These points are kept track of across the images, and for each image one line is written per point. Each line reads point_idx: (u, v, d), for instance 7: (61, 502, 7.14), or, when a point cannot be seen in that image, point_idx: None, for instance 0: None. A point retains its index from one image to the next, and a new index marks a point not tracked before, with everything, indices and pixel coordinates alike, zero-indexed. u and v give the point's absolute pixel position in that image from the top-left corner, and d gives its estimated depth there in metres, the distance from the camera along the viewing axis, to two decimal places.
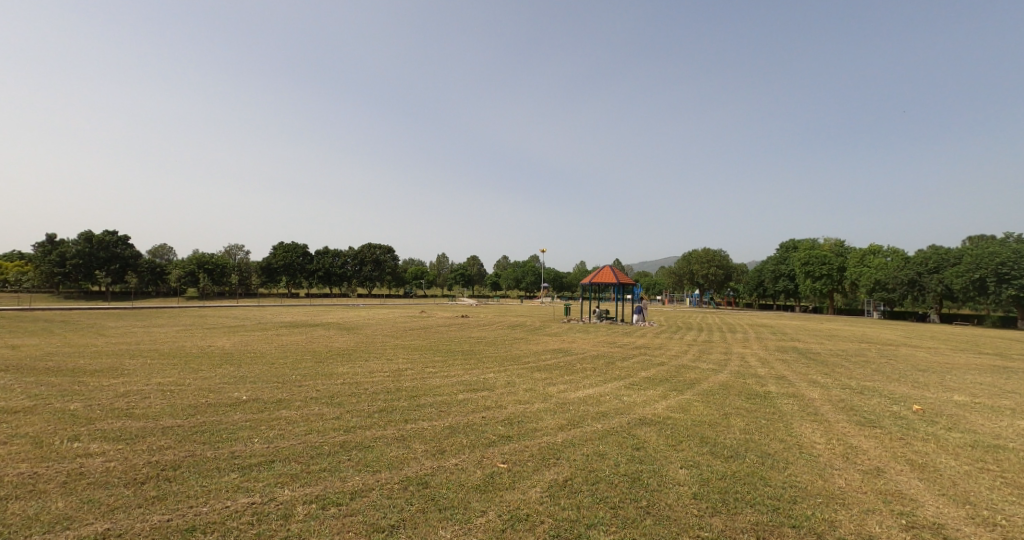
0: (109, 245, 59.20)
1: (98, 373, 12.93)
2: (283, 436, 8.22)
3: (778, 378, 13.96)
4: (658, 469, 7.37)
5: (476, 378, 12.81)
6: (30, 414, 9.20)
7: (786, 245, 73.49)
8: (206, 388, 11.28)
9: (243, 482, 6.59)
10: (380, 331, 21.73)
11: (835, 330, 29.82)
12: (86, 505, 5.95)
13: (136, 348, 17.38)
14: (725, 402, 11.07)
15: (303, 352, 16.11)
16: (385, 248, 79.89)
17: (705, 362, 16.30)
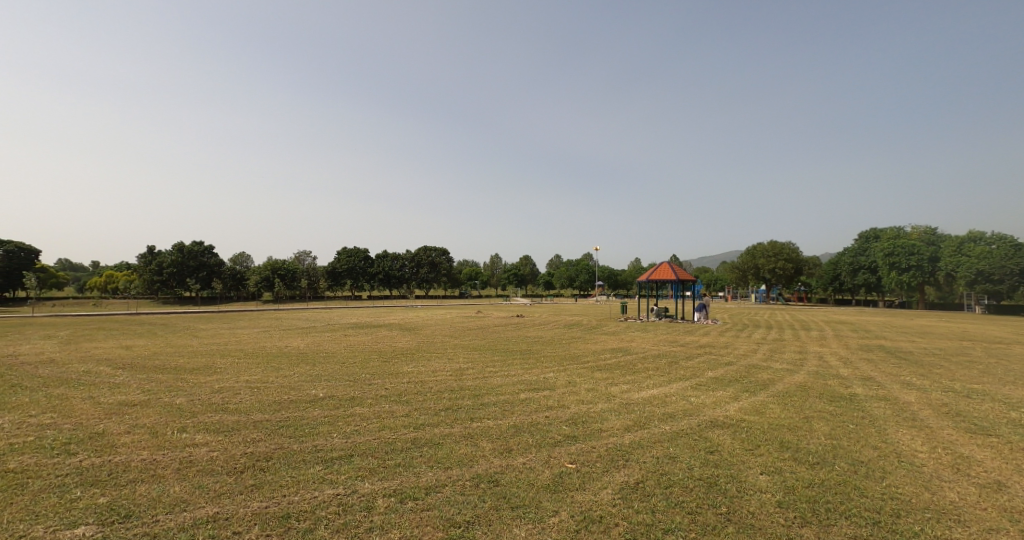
0: (197, 254, 64.49)
1: (193, 371, 14.34)
2: (359, 432, 8.83)
3: (865, 379, 13.11)
4: (735, 475, 7.23)
5: (537, 377, 13.03)
6: (141, 408, 10.43)
7: (866, 235, 68.01)
8: (286, 385, 12.25)
9: (328, 474, 7.18)
10: (440, 332, 22.40)
11: (929, 327, 27.47)
12: (197, 491, 6.71)
13: (224, 347, 19.12)
14: (805, 405, 10.58)
15: (369, 351, 17.01)
16: (439, 249, 81.46)
17: (779, 362, 15.53)
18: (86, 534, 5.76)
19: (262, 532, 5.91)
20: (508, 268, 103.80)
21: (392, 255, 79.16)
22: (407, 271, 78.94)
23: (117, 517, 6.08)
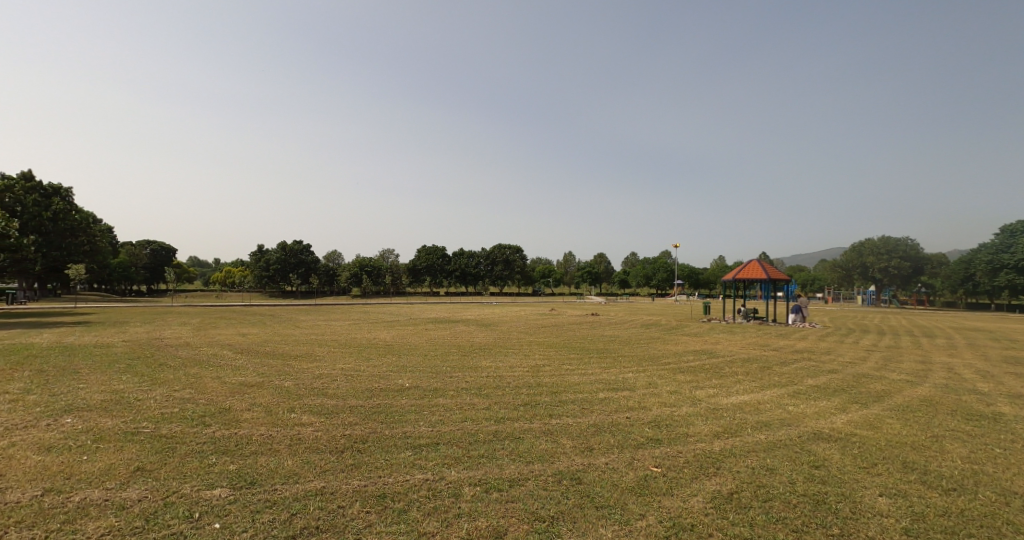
0: (297, 253, 69.35)
1: (296, 358, 15.34)
2: (443, 422, 8.39)
3: (1012, 397, 11.08)
4: (849, 494, 5.95)
5: (614, 377, 11.35)
6: (258, 388, 11.30)
7: (1011, 227, 58.44)
8: (378, 372, 12.58)
9: (417, 460, 6.82)
10: (516, 327, 22.03)
11: None
12: (306, 465, 6.64)
13: (322, 337, 20.42)
14: (932, 422, 8.81)
15: (448, 341, 17.07)
16: (512, 247, 80.73)
17: (897, 372, 13.60)
18: (222, 496, 5.80)
19: (362, 509, 5.59)
20: (583, 266, 101.57)
21: (469, 252, 80.19)
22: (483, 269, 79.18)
23: (245, 483, 6.11)
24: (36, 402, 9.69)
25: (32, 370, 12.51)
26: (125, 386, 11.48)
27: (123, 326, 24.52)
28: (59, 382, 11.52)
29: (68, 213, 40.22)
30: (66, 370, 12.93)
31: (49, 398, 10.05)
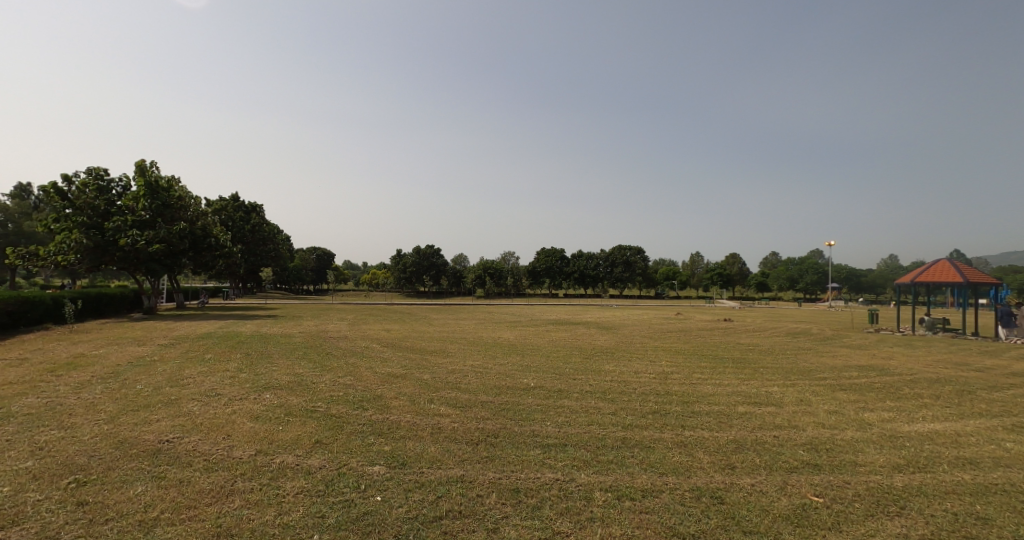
0: (428, 257, 74.36)
1: (432, 354, 16.64)
2: (570, 423, 7.94)
3: None
4: None
5: (757, 390, 10.48)
6: (403, 380, 12.56)
7: None
8: (504, 369, 13.04)
9: (547, 458, 6.63)
10: (640, 330, 21.45)
11: None
12: (446, 453, 6.91)
13: (454, 335, 21.77)
14: None
15: (568, 340, 17.23)
16: (633, 247, 77.15)
17: None
18: (380, 473, 6.26)
19: (498, 500, 5.61)
20: (711, 266, 94.46)
21: (587, 254, 78.80)
22: (601, 270, 77.06)
23: (396, 463, 6.55)
24: (243, 379, 11.87)
25: (239, 352, 15.37)
26: (303, 371, 13.53)
27: (296, 319, 28.82)
28: (257, 364, 13.90)
29: (261, 225, 48.20)
30: (261, 354, 15.67)
31: (252, 376, 12.32)
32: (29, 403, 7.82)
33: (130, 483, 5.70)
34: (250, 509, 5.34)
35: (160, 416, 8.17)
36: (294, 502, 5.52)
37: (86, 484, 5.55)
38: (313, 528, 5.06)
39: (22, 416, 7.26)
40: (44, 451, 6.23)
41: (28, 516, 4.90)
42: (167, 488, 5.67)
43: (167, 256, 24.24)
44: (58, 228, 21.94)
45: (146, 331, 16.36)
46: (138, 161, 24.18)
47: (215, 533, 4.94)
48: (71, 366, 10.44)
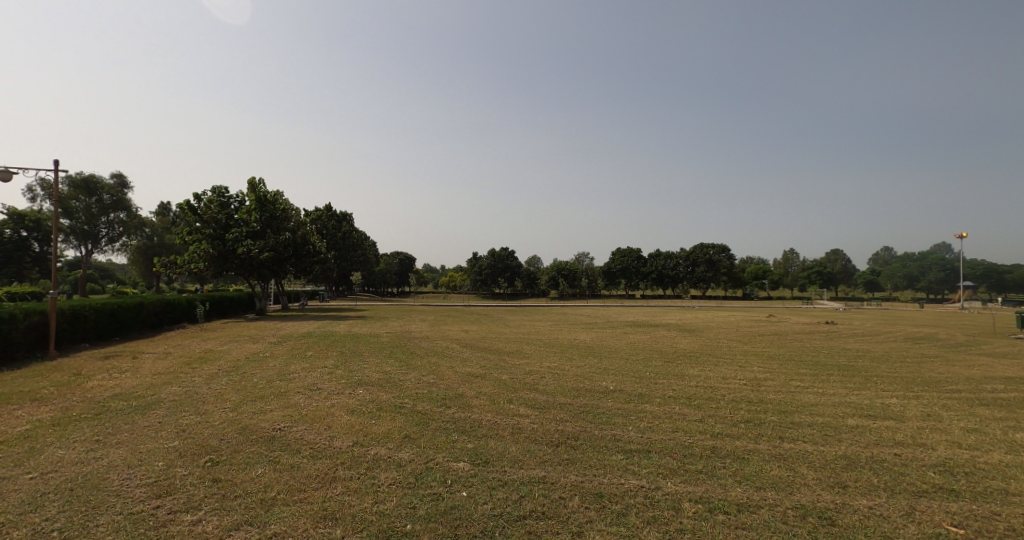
0: (503, 259, 75.50)
1: (510, 355, 16.95)
2: (653, 429, 7.83)
3: None
4: None
5: (870, 402, 9.69)
6: (482, 379, 12.95)
7: None
8: (582, 371, 13.02)
9: (629, 464, 6.60)
10: (726, 332, 20.52)
11: None
12: (527, 453, 7.11)
13: (532, 336, 21.94)
14: None
15: (648, 343, 16.84)
16: (716, 245, 73.57)
17: None
18: (465, 470, 6.59)
19: (581, 503, 5.72)
20: (807, 265, 87.99)
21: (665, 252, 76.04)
22: (682, 269, 74.25)
23: (480, 461, 6.86)
24: (341, 375, 12.82)
25: (335, 350, 16.58)
26: (391, 368, 14.35)
27: (382, 320, 30.52)
28: (351, 361, 14.97)
29: (350, 232, 51.47)
30: (354, 352, 16.79)
31: (348, 373, 13.29)
32: (173, 390, 9.03)
33: (251, 465, 6.44)
34: (350, 496, 5.83)
35: (272, 406, 9.10)
36: (390, 493, 5.94)
37: (218, 463, 6.36)
38: (406, 518, 5.44)
39: (168, 402, 8.39)
40: (186, 432, 7.21)
41: (178, 487, 5.66)
42: (282, 471, 6.34)
43: (276, 262, 26.63)
44: (188, 240, 24.91)
45: (259, 330, 18.15)
46: (250, 179, 26.85)
47: (325, 516, 5.42)
48: (203, 359, 11.85)
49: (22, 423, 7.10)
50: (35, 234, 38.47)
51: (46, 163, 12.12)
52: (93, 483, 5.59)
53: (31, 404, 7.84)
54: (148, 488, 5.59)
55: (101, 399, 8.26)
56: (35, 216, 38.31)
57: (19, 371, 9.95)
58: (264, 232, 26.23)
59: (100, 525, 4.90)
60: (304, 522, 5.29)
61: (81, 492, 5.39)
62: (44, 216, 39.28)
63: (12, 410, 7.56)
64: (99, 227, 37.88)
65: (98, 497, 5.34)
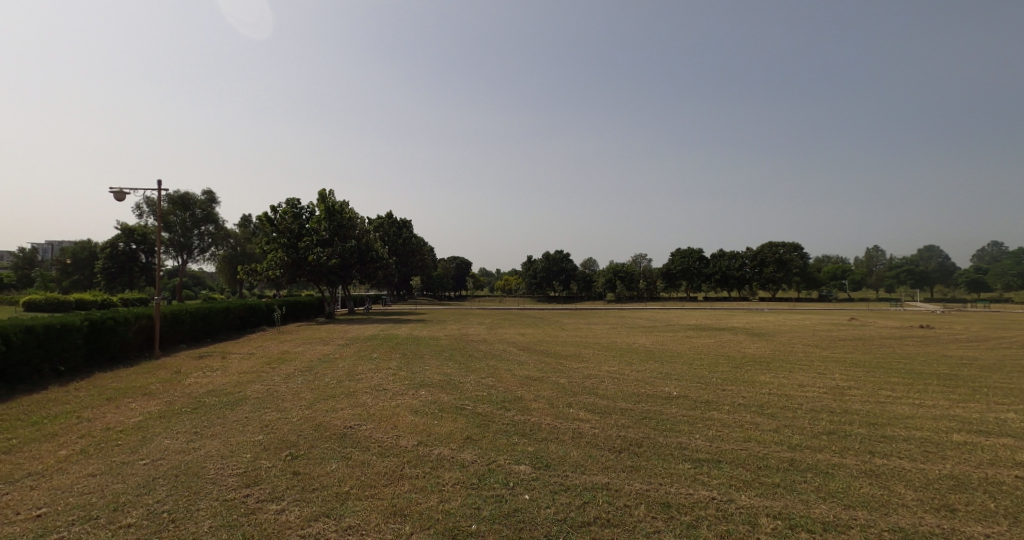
0: (558, 262, 74.99)
1: (568, 358, 16.87)
2: (722, 438, 7.57)
3: None
4: None
5: (976, 416, 8.85)
6: (541, 383, 12.99)
7: None
8: (642, 376, 12.78)
9: (697, 474, 6.43)
10: (800, 337, 19.39)
11: None
12: (589, 459, 7.10)
13: (591, 340, 21.70)
14: None
15: (713, 347, 16.26)
16: (786, 245, 70.66)
17: None
18: (526, 473, 6.67)
19: (648, 513, 5.64)
20: (895, 265, 81.71)
21: (729, 253, 72.85)
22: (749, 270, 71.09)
23: (541, 465, 6.92)
24: (404, 376, 13.26)
25: (397, 352, 17.17)
26: (451, 371, 14.68)
27: (441, 323, 31.21)
28: (412, 363, 15.44)
29: (411, 238, 52.94)
30: (416, 354, 17.29)
31: (410, 374, 13.72)
32: (257, 388, 9.70)
33: (327, 460, 6.82)
34: (417, 494, 6.05)
35: (343, 405, 9.57)
36: (455, 493, 6.10)
37: (298, 457, 6.79)
38: (471, 519, 5.58)
39: (252, 399, 9.03)
40: (269, 427, 7.73)
41: (264, 477, 6.10)
42: (354, 467, 6.67)
43: (342, 269, 27.93)
44: (266, 249, 26.63)
45: (328, 333, 19.10)
46: (319, 191, 28.34)
47: (394, 512, 5.64)
48: (281, 360, 12.64)
49: (134, 415, 7.88)
50: (143, 246, 42.23)
51: (152, 182, 13.38)
52: (193, 470, 6.13)
53: (140, 398, 8.67)
54: (239, 477, 6.05)
55: (197, 394, 9.01)
56: (142, 230, 42.08)
57: (129, 368, 11.02)
58: (331, 240, 27.51)
59: (201, 509, 5.35)
60: (375, 517, 5.52)
61: (183, 479, 5.91)
62: (149, 230, 43.09)
63: (126, 403, 8.40)
64: (193, 238, 41.36)
65: (198, 483, 5.84)
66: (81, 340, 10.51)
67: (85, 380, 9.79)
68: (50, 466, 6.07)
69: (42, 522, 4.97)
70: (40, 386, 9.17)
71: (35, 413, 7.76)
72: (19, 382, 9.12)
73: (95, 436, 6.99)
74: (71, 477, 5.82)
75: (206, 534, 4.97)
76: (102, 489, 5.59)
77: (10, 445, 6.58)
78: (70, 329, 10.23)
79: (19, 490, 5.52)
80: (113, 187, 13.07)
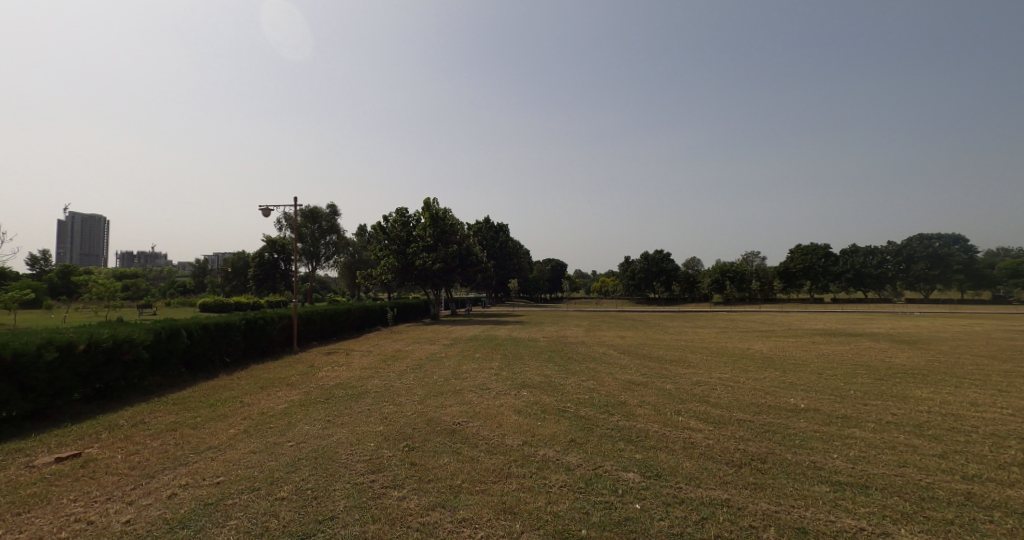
0: (658, 262, 71.53)
1: (674, 363, 16.09)
2: (868, 460, 6.72)
3: None
4: None
5: None
6: (645, 388, 12.50)
7: None
8: (761, 385, 11.79)
9: (838, 498, 5.75)
10: (958, 346, 16.74)
11: None
12: (705, 471, 6.65)
13: (699, 345, 20.48)
14: None
15: (847, 355, 14.57)
16: (946, 237, 65.63)
17: None
18: (636, 481, 6.41)
19: (781, 536, 5.15)
20: None
21: (864, 248, 66.21)
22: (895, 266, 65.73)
23: (652, 473, 6.61)
24: (505, 376, 13.48)
25: (498, 353, 17.49)
26: (551, 372, 14.63)
27: (539, 325, 31.41)
28: (514, 364, 15.65)
29: (508, 242, 53.76)
30: (516, 355, 17.52)
31: (511, 374, 13.89)
32: (376, 383, 10.36)
33: (440, 454, 7.06)
34: (526, 493, 6.04)
35: (452, 402, 9.90)
36: (563, 496, 6.00)
37: (414, 449, 7.11)
38: (580, 523, 5.45)
39: (373, 392, 9.65)
40: (388, 419, 8.20)
41: (387, 465, 6.46)
42: (464, 462, 6.84)
43: (446, 273, 29.10)
44: (380, 255, 28.59)
45: (434, 333, 20.00)
46: (425, 201, 29.96)
47: (504, 509, 5.68)
48: (394, 357, 13.41)
49: (281, 402, 8.75)
50: (282, 255, 47.29)
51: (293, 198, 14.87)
52: (329, 455, 6.65)
53: (284, 388, 9.62)
54: (366, 464, 6.46)
55: (328, 386, 9.81)
56: (283, 241, 46.97)
57: (276, 361, 12.33)
58: (436, 245, 28.82)
59: (337, 489, 5.77)
60: (488, 512, 5.60)
61: (321, 461, 6.43)
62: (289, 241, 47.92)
63: (273, 391, 9.37)
64: (320, 247, 45.52)
65: (333, 467, 6.31)
66: (240, 336, 11.93)
67: (238, 370, 11.09)
68: (222, 442, 6.90)
69: (219, 488, 5.64)
70: (212, 374, 10.57)
71: (210, 396, 8.91)
72: (198, 370, 10.59)
73: (253, 419, 7.85)
74: (237, 452, 6.57)
75: (342, 513, 5.33)
76: (260, 465, 6.24)
77: (194, 422, 7.59)
78: (232, 327, 11.66)
79: (202, 460, 6.32)
80: (262, 204, 14.70)
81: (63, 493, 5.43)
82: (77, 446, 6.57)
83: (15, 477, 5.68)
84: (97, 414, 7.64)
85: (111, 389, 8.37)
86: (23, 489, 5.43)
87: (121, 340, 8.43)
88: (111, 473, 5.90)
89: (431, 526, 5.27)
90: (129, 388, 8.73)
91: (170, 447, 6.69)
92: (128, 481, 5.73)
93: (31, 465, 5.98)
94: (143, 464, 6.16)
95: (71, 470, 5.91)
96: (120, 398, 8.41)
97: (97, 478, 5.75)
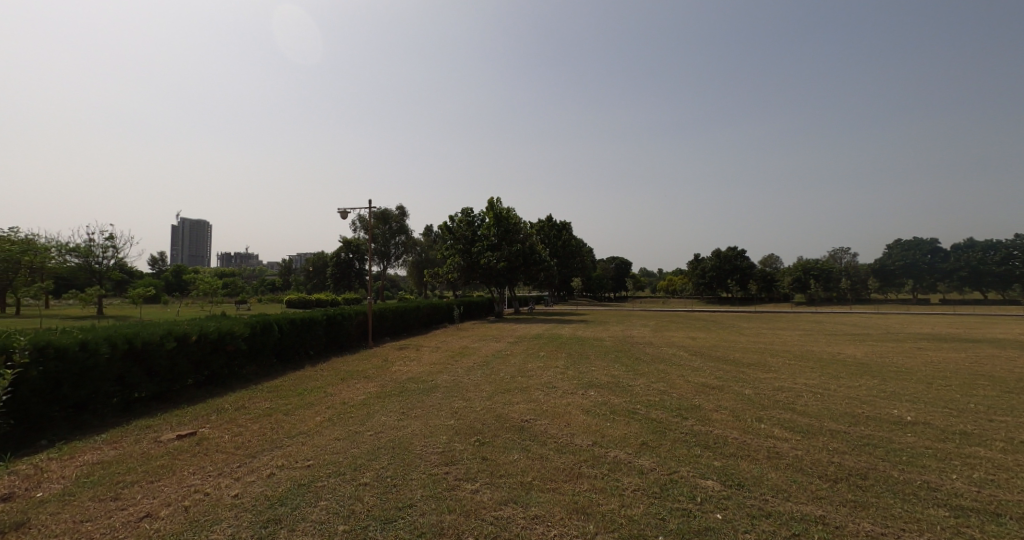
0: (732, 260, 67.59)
1: (752, 367, 15.18)
2: (991, 484, 5.95)
3: None
4: None
5: None
6: (721, 392, 11.86)
7: None
8: (853, 393, 10.82)
9: (960, 525, 5.14)
10: None
11: None
12: (795, 484, 6.17)
13: (779, 348, 19.20)
14: None
15: (958, 364, 13.07)
16: None
17: None
18: (716, 489, 6.06)
19: None
20: None
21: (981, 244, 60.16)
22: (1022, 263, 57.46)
23: (733, 482, 6.23)
24: (573, 376, 13.28)
25: (563, 352, 17.32)
26: (619, 372, 14.26)
27: (606, 324, 30.85)
28: (581, 363, 15.42)
29: (572, 241, 53.31)
30: (582, 354, 17.26)
31: (579, 374, 13.68)
32: (446, 378, 10.54)
33: (511, 450, 7.04)
34: (598, 494, 5.87)
35: (520, 399, 9.87)
36: (637, 500, 5.78)
37: (485, 444, 7.13)
38: (657, 529, 5.21)
39: (443, 387, 9.82)
40: (459, 414, 8.30)
41: (460, 459, 6.52)
42: (534, 460, 6.77)
43: (511, 271, 29.25)
44: (447, 254, 29.19)
45: (500, 331, 20.12)
46: (490, 201, 30.23)
47: (576, 509, 5.55)
48: (462, 354, 13.60)
49: (360, 393, 9.10)
50: (358, 255, 49.59)
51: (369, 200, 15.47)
52: (405, 446, 6.81)
53: (362, 380, 10.00)
54: (440, 456, 6.55)
55: (402, 380, 10.09)
56: (359, 241, 49.26)
57: (354, 354, 12.89)
58: (501, 245, 29.04)
59: (413, 479, 5.89)
60: (561, 511, 5.49)
61: (399, 451, 6.60)
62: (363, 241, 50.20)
63: (353, 383, 9.77)
64: (392, 247, 47.28)
65: (410, 457, 6.46)
66: (322, 331, 12.58)
67: (322, 362, 11.69)
68: (310, 428, 7.26)
69: (311, 471, 5.93)
70: (300, 365, 11.21)
71: (298, 385, 9.45)
72: (287, 361, 11.27)
73: (336, 408, 8.21)
74: (324, 438, 6.89)
75: (420, 501, 5.43)
76: (344, 451, 6.51)
77: (287, 409, 8.06)
78: (316, 322, 12.31)
79: (294, 444, 6.68)
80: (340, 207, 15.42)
81: (184, 466, 5.93)
82: (193, 425, 7.16)
83: (146, 450, 6.26)
84: (207, 397, 8.31)
85: (217, 376, 9.06)
86: (152, 461, 5.97)
87: (225, 332, 9.13)
88: (220, 451, 6.37)
89: (505, 521, 5.25)
90: (231, 375, 9.43)
91: (268, 430, 7.13)
92: (235, 459, 6.16)
93: (157, 440, 6.58)
94: (246, 444, 6.60)
95: (189, 446, 6.45)
96: (225, 384, 9.10)
97: (210, 455, 6.23)
